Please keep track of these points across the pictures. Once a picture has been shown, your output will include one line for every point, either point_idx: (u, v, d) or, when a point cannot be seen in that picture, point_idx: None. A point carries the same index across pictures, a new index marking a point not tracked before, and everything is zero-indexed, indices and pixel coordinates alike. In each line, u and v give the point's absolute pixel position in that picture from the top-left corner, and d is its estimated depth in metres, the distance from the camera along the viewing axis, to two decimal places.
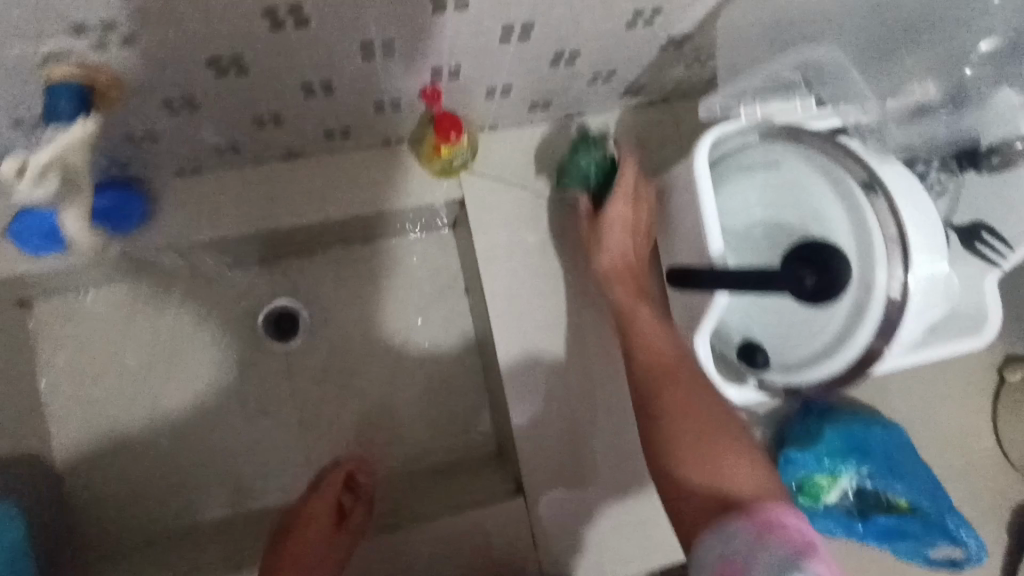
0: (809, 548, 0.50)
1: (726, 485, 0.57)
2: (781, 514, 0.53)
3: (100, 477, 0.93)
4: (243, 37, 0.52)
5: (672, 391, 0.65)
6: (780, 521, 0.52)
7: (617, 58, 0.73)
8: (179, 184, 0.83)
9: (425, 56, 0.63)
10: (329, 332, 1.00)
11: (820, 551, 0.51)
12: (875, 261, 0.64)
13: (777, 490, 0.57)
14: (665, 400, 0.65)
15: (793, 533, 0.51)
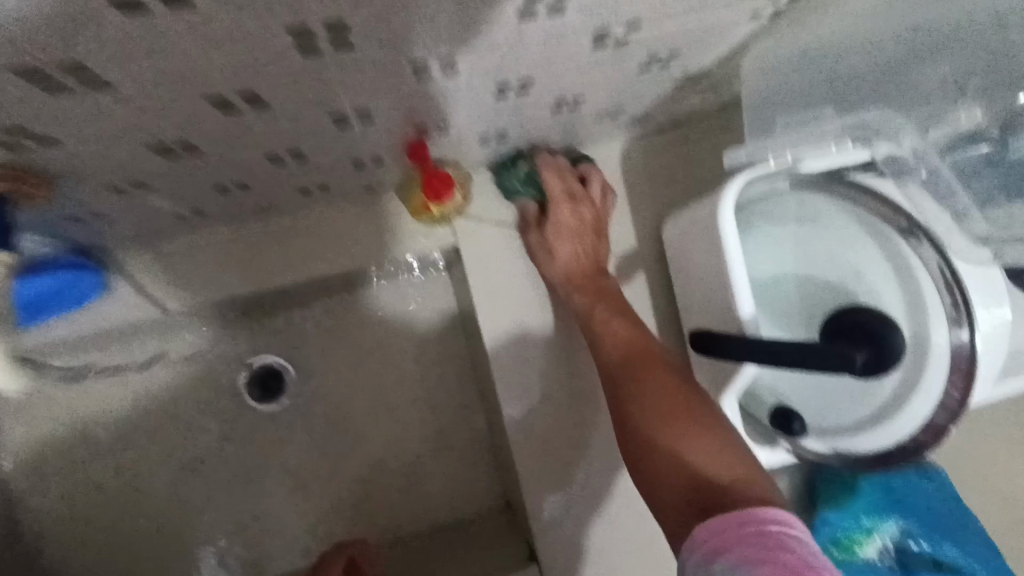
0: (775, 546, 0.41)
1: (698, 468, 0.50)
2: (770, 518, 0.43)
3: (81, 558, 0.87)
4: (190, 124, 0.44)
5: (650, 400, 0.58)
6: (760, 526, 0.42)
7: (625, 97, 0.65)
8: (143, 248, 0.75)
9: (408, 117, 0.55)
10: (319, 388, 0.93)
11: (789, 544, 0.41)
12: (928, 320, 0.58)
13: (746, 466, 0.50)
14: (642, 407, 0.57)
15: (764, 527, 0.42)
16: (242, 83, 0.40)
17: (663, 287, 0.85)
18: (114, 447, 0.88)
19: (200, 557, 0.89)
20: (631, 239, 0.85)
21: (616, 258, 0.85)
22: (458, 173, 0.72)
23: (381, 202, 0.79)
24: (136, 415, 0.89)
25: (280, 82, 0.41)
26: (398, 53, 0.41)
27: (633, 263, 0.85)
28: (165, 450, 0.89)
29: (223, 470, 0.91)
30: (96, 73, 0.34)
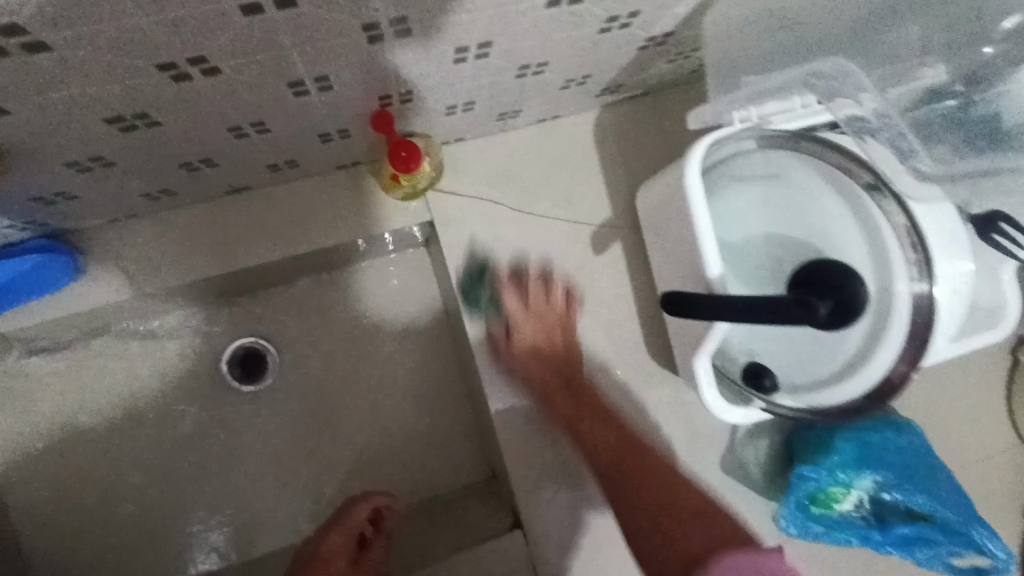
0: None
1: (696, 549, 0.64)
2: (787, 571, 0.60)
3: (68, 544, 0.87)
4: (144, 95, 0.44)
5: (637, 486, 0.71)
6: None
7: (591, 63, 0.65)
8: (115, 232, 0.75)
9: (369, 86, 0.54)
10: (301, 369, 0.93)
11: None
12: (892, 270, 0.60)
13: (744, 540, 0.64)
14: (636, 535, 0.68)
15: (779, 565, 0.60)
16: (191, 50, 0.39)
17: (638, 255, 0.86)
18: (96, 433, 0.88)
19: (187, 539, 0.90)
20: (606, 208, 0.85)
21: (591, 228, 0.85)
22: (429, 147, 0.72)
23: (353, 180, 0.79)
24: (117, 401, 0.89)
25: (231, 49, 0.41)
26: (349, 15, 0.41)
27: (608, 233, 0.85)
28: (149, 435, 0.90)
29: (210, 454, 0.91)
30: (37, 38, 0.34)
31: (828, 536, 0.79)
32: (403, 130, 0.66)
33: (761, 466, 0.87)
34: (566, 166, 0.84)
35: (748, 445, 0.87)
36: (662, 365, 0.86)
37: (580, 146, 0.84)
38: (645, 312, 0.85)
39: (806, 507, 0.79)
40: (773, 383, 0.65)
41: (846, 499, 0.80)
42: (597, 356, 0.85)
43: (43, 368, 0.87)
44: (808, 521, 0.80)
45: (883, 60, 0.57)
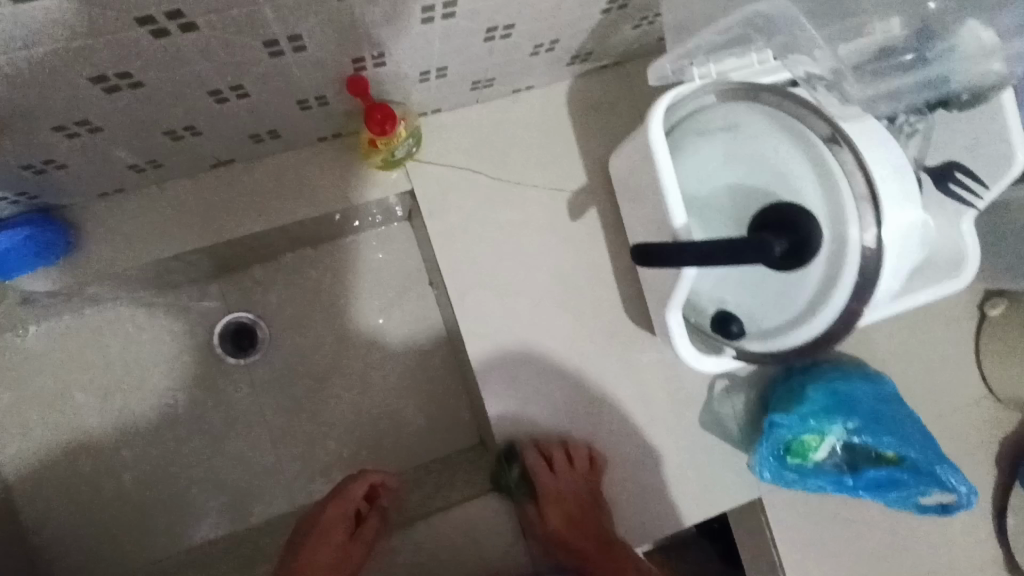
0: None
1: None
2: None
3: (67, 517, 0.89)
4: (126, 51, 0.46)
5: None
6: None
7: (556, 27, 0.68)
8: (106, 206, 0.77)
9: (342, 47, 0.57)
10: (291, 342, 0.96)
11: None
12: (845, 217, 0.61)
13: None
14: None
15: None
16: (167, 2, 0.42)
17: (613, 219, 0.89)
18: (93, 408, 0.91)
19: (183, 509, 0.92)
20: (581, 175, 0.88)
21: (567, 194, 0.88)
22: (405, 114, 0.75)
23: (335, 152, 0.82)
24: (113, 376, 0.91)
25: (205, 2, 0.43)
26: None
27: (584, 198, 0.88)
28: (144, 409, 0.92)
29: (205, 426, 0.94)
30: None
31: (803, 483, 0.82)
32: (378, 96, 0.69)
33: (738, 421, 0.90)
34: (541, 134, 0.87)
35: (725, 400, 0.90)
36: (639, 326, 0.89)
37: (554, 115, 0.87)
38: (622, 274, 0.88)
39: (780, 455, 0.82)
40: (739, 329, 0.68)
41: (818, 446, 0.83)
42: (576, 318, 0.88)
43: (39, 345, 0.89)
44: (785, 471, 0.82)
45: (836, 16, 0.61)
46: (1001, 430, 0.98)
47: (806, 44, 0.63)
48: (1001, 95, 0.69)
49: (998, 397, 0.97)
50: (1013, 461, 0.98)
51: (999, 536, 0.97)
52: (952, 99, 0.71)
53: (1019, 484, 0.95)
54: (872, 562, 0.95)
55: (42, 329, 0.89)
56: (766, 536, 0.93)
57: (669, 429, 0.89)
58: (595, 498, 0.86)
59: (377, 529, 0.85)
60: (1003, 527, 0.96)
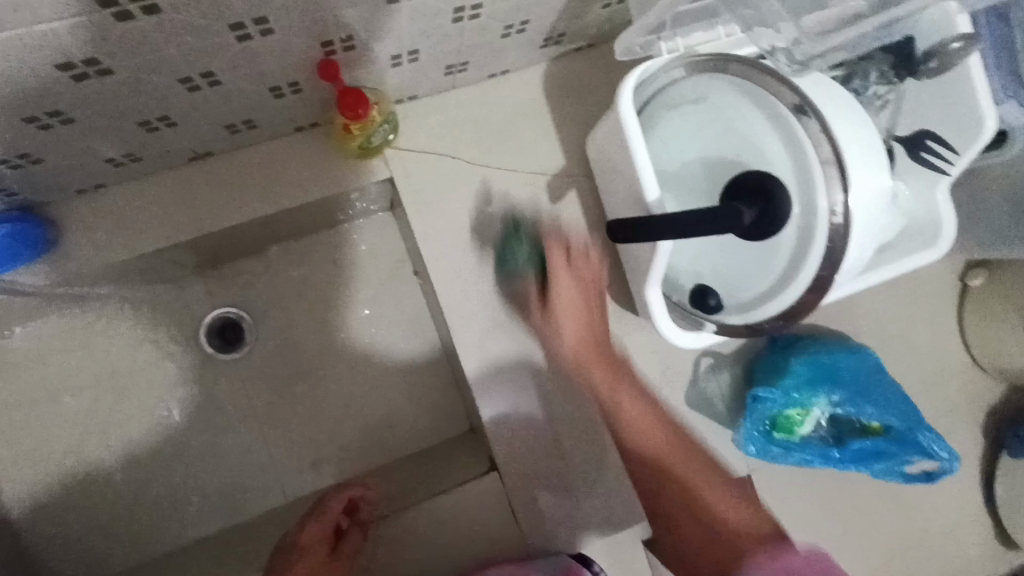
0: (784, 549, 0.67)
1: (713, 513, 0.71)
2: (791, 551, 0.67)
3: (59, 517, 0.89)
4: (92, 36, 0.47)
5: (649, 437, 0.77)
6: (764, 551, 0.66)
7: (525, 7, 0.69)
8: (86, 203, 0.78)
9: (310, 30, 0.58)
10: (277, 335, 0.96)
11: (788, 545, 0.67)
12: (813, 185, 0.61)
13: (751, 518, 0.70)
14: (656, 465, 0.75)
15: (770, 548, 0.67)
16: None
17: (593, 201, 0.89)
18: (81, 408, 0.91)
19: (176, 506, 0.92)
20: (559, 158, 0.88)
21: (546, 178, 0.88)
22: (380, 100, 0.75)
23: (312, 141, 0.82)
24: (101, 375, 0.91)
25: None
26: None
27: (563, 181, 0.88)
28: (133, 406, 0.92)
29: (194, 422, 0.94)
30: None
31: (789, 456, 0.82)
32: (350, 81, 0.69)
33: (725, 400, 0.90)
34: (518, 118, 0.87)
35: (712, 377, 0.90)
36: (623, 306, 0.89)
37: (530, 99, 0.88)
38: (603, 255, 0.89)
39: (766, 430, 0.82)
40: (717, 301, 0.69)
41: (803, 420, 0.83)
42: None
43: (26, 347, 0.89)
44: (771, 447, 0.82)
45: None
46: (986, 399, 0.99)
47: (772, 16, 0.63)
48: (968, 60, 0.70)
49: (981, 366, 0.98)
50: (999, 429, 0.99)
51: (988, 504, 0.98)
52: (919, 68, 0.72)
53: (1006, 451, 0.96)
54: (864, 534, 0.95)
55: (28, 331, 0.90)
56: None
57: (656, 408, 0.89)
58: (585, 478, 0.87)
59: (361, 541, 0.83)
60: (992, 495, 0.97)
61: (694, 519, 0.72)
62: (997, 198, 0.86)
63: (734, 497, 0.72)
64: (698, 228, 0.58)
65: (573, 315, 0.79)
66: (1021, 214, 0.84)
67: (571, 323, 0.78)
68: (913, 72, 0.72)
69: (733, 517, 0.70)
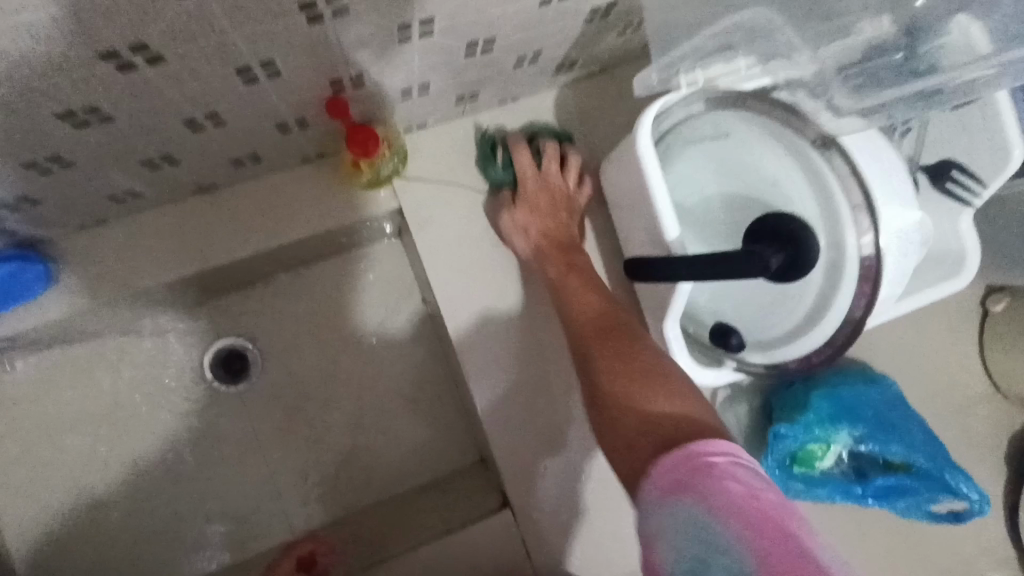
0: (747, 501, 0.42)
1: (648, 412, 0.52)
2: (717, 452, 0.45)
3: (61, 554, 0.88)
4: (93, 86, 0.45)
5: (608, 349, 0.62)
6: (705, 461, 0.44)
7: (539, 39, 0.67)
8: (87, 237, 0.76)
9: (319, 69, 0.56)
10: (283, 365, 0.94)
11: (740, 479, 0.44)
12: (842, 224, 0.59)
13: (704, 414, 0.51)
14: (608, 368, 0.60)
15: (717, 473, 0.44)
16: (131, 35, 0.41)
17: (607, 230, 0.87)
18: (83, 443, 0.89)
19: (180, 542, 0.90)
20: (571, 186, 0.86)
21: None
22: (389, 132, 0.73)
23: (319, 171, 0.80)
24: (103, 408, 0.90)
25: (171, 33, 0.42)
26: None
27: None
28: (136, 440, 0.90)
29: (199, 454, 0.92)
30: None
31: (810, 493, 0.80)
32: (358, 117, 0.67)
33: (743, 433, 0.87)
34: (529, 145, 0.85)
35: (729, 408, 0.87)
36: None
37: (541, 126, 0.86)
38: (617, 284, 0.87)
39: (786, 465, 0.80)
40: (740, 342, 0.66)
41: (824, 455, 0.81)
42: None
43: (28, 381, 0.88)
44: (791, 482, 0.80)
45: (819, 17, 0.61)
46: (1008, 427, 0.97)
47: (786, 48, 0.64)
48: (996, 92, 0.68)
49: (1003, 393, 0.96)
50: (1022, 458, 0.96)
51: (1011, 535, 0.95)
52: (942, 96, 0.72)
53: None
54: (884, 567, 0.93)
55: (30, 364, 0.88)
56: None
57: None
58: (599, 513, 0.85)
59: None
60: (1015, 526, 0.95)
61: (619, 419, 0.54)
62: None
63: (686, 390, 0.53)
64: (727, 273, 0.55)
65: (534, 205, 0.80)
66: None
67: (533, 203, 0.79)
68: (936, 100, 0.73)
69: (668, 409, 0.52)
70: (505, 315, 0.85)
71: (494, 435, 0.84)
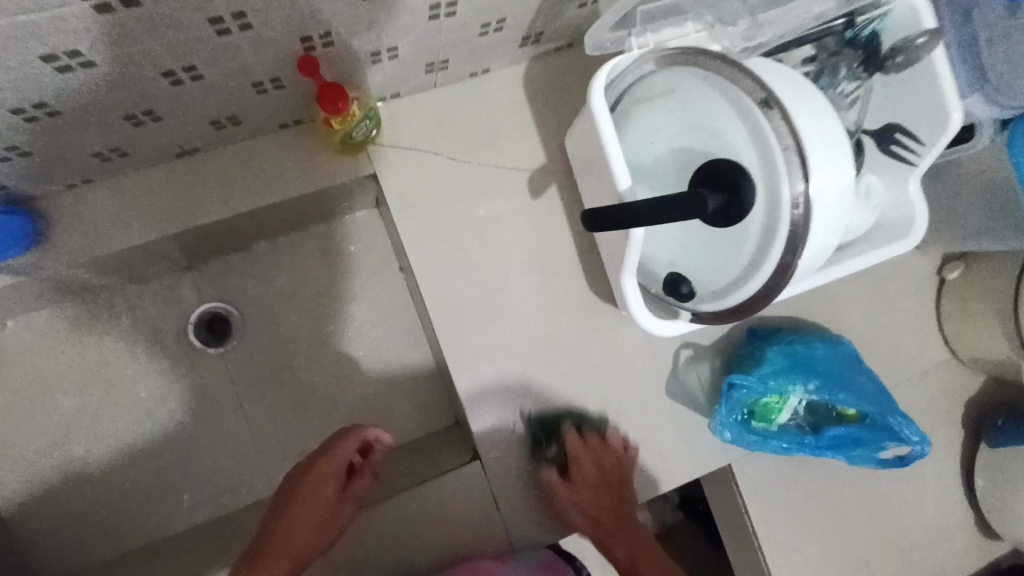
0: None
1: None
2: None
3: (48, 508, 0.91)
4: (73, 26, 0.49)
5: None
6: None
7: (501, 5, 0.71)
8: (75, 196, 0.80)
9: (289, 25, 0.60)
10: (265, 329, 0.98)
11: None
12: (777, 174, 0.62)
13: None
14: None
15: None
16: None
17: (574, 197, 0.91)
18: (71, 402, 0.92)
19: (164, 498, 0.94)
20: (540, 154, 0.90)
21: (529, 173, 0.90)
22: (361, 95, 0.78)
23: (297, 137, 0.84)
24: (92, 368, 0.93)
25: None
26: None
27: (545, 177, 0.90)
28: (122, 399, 0.94)
29: (182, 414, 0.95)
30: None
31: (766, 444, 0.83)
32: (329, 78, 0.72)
33: (705, 391, 0.91)
34: (500, 115, 0.89)
35: (691, 368, 0.91)
36: (604, 298, 0.90)
37: (511, 97, 0.90)
38: (585, 249, 0.91)
39: (744, 417, 0.84)
40: (690, 289, 0.70)
41: (780, 408, 0.85)
42: (544, 293, 0.90)
43: (19, 341, 0.91)
44: (748, 434, 0.83)
45: None
46: (965, 391, 1.00)
47: (731, 10, 0.69)
48: (935, 54, 0.72)
49: (960, 358, 0.99)
50: (979, 421, 1.00)
51: (969, 496, 0.99)
52: (886, 61, 0.75)
53: (986, 442, 0.96)
54: (845, 525, 0.96)
55: (21, 324, 0.91)
56: (740, 504, 0.95)
57: (637, 398, 0.90)
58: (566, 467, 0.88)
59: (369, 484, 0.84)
60: (972, 486, 0.98)
61: None
62: (968, 192, 0.88)
63: None
64: (667, 215, 0.59)
65: (592, 486, 0.87)
66: (993, 207, 0.85)
67: (590, 492, 0.87)
68: (880, 65, 0.76)
69: None
70: (478, 278, 0.88)
71: (467, 393, 0.87)
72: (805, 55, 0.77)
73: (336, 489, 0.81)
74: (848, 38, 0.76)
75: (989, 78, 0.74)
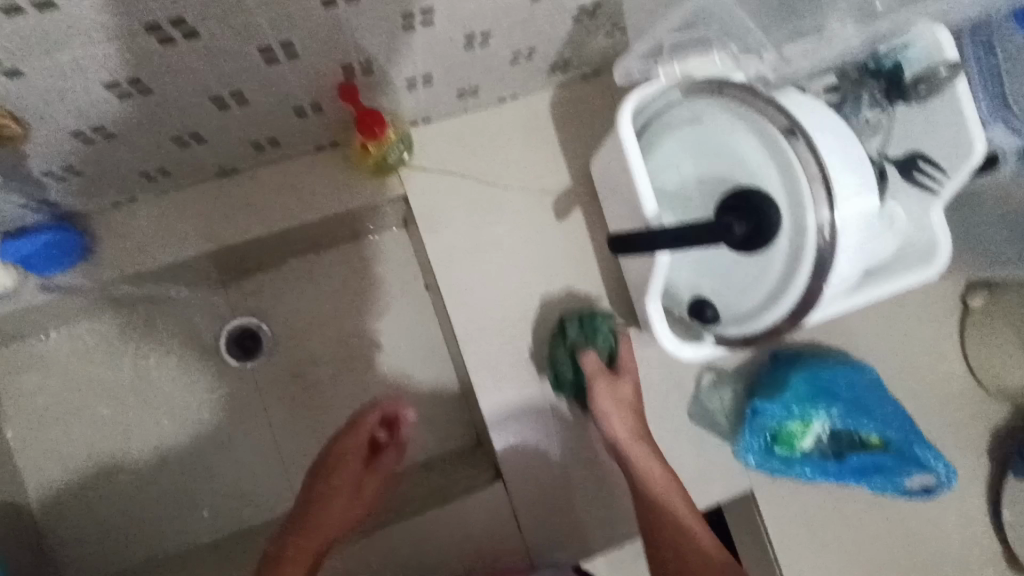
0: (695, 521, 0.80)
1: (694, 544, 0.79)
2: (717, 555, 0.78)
3: (80, 516, 0.93)
4: (135, 57, 0.52)
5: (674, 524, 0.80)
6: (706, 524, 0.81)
7: (532, 36, 0.73)
8: (120, 212, 0.83)
9: (332, 55, 0.63)
10: (294, 344, 1.00)
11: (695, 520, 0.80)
12: (802, 201, 0.64)
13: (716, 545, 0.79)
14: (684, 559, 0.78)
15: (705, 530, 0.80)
16: (169, 8, 0.47)
17: (598, 219, 0.93)
18: (105, 412, 0.95)
19: (191, 509, 0.95)
20: (565, 177, 0.92)
21: (553, 196, 0.92)
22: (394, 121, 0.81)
23: (331, 159, 0.87)
24: (126, 379, 0.96)
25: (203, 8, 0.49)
26: None
27: (569, 200, 0.92)
28: (154, 410, 0.96)
29: (211, 426, 0.97)
30: None
31: (789, 470, 0.83)
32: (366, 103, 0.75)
33: (727, 414, 0.92)
34: (527, 139, 0.92)
35: (712, 388, 0.92)
36: (626, 320, 0.92)
37: (538, 122, 0.92)
38: (608, 270, 0.92)
39: (767, 443, 0.84)
40: (714, 313, 0.71)
41: (804, 434, 0.85)
42: (567, 314, 0.91)
43: (59, 351, 0.94)
44: (770, 458, 0.84)
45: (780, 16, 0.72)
46: (991, 420, 0.99)
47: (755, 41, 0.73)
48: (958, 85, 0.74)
49: (985, 386, 0.99)
50: (1005, 450, 0.99)
51: (996, 527, 0.97)
52: (910, 90, 0.77)
53: (1013, 472, 0.95)
54: (868, 554, 0.95)
55: (61, 336, 0.95)
56: (761, 529, 0.94)
57: (658, 420, 0.91)
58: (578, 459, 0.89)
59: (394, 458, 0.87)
60: (999, 517, 0.96)
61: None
62: (992, 220, 0.88)
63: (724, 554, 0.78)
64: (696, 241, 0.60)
65: (616, 409, 0.84)
66: None
67: (614, 415, 0.83)
68: (904, 94, 0.77)
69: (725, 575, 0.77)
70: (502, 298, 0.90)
71: (490, 413, 0.88)
72: (828, 83, 0.79)
73: (362, 464, 0.86)
74: (872, 67, 0.79)
75: (1010, 103, 0.76)
